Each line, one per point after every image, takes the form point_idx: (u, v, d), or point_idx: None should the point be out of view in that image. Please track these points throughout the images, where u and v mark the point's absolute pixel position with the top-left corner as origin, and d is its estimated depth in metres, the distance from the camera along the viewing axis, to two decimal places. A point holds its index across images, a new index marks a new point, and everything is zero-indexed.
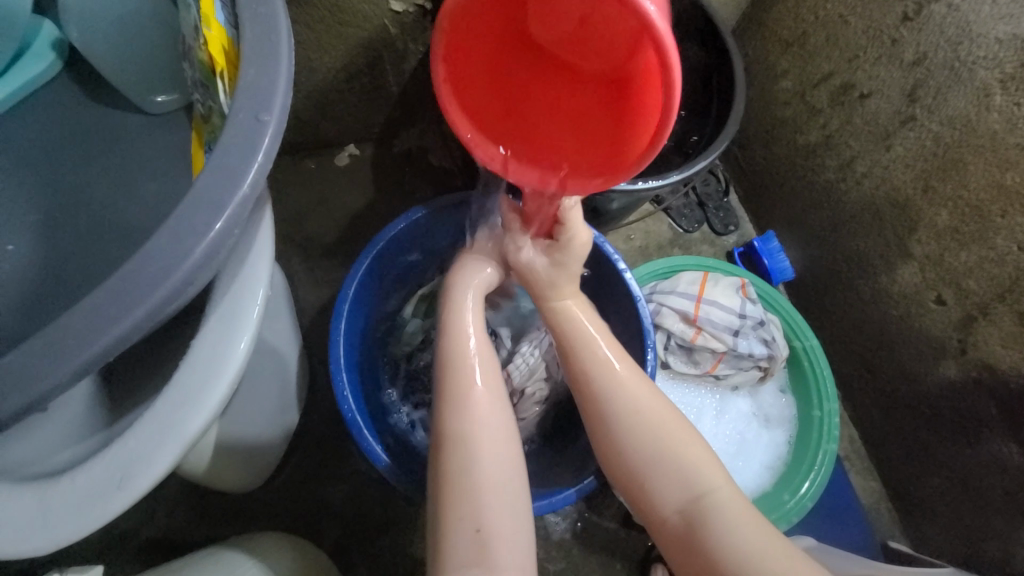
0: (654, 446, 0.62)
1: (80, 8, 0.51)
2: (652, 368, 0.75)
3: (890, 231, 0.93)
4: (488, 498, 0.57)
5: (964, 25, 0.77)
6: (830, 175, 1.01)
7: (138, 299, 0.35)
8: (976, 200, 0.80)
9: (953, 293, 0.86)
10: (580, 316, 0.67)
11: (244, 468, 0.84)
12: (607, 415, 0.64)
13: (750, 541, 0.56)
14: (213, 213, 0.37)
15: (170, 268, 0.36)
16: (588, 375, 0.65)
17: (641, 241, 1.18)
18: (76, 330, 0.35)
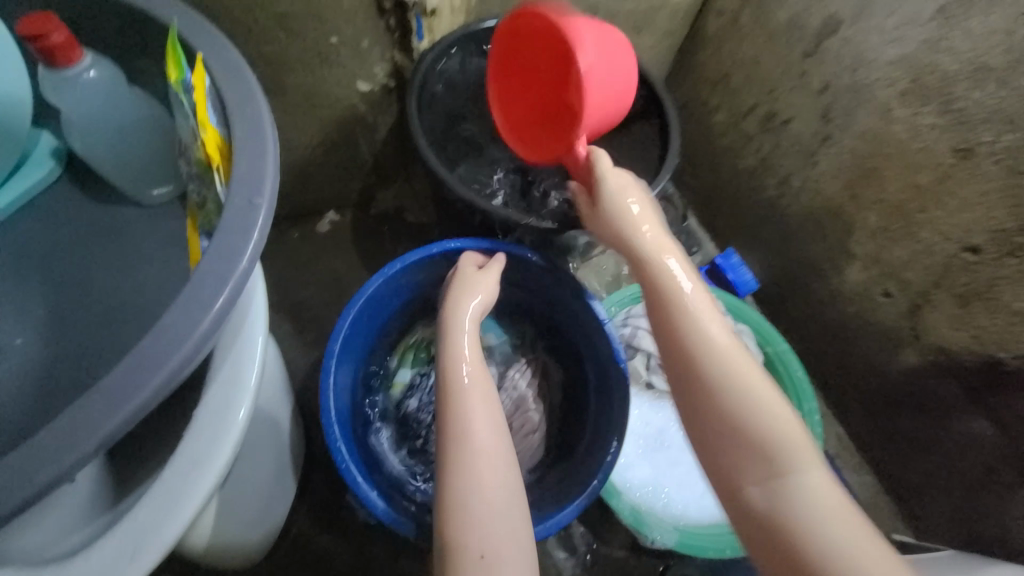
0: None
1: None
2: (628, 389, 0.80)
3: (833, 236, 1.02)
4: (489, 523, 0.60)
5: (857, 54, 0.89)
6: (772, 192, 1.11)
7: (152, 371, 0.39)
8: (897, 200, 0.90)
9: (897, 286, 0.94)
10: None
11: (245, 540, 0.84)
12: None
13: None
14: (217, 287, 0.41)
15: (180, 340, 0.40)
16: None
17: (612, 270, 1.26)
18: (92, 407, 0.38)
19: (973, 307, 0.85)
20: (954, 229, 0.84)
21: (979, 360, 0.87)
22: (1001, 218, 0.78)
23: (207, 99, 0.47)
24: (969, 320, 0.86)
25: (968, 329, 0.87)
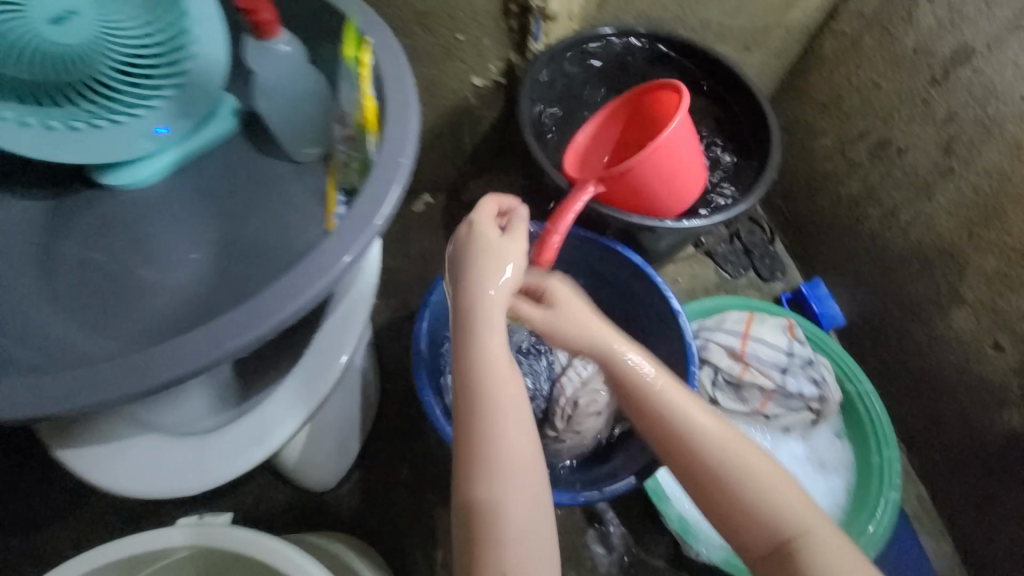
0: (728, 479, 0.56)
1: (267, 86, 0.67)
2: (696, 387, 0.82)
3: (940, 277, 0.95)
4: (512, 544, 0.53)
5: (989, 85, 0.84)
6: (875, 224, 1.06)
7: (313, 280, 0.49)
8: (1020, 244, 0.83)
9: (1010, 337, 0.86)
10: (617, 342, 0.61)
11: (323, 468, 0.95)
12: (670, 444, 0.59)
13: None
14: (367, 223, 0.51)
15: (336, 259, 0.50)
16: (642, 399, 0.60)
17: (687, 283, 1.24)
18: (268, 302, 0.49)
19: None
20: None
21: None
22: None
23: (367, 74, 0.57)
24: None
25: None
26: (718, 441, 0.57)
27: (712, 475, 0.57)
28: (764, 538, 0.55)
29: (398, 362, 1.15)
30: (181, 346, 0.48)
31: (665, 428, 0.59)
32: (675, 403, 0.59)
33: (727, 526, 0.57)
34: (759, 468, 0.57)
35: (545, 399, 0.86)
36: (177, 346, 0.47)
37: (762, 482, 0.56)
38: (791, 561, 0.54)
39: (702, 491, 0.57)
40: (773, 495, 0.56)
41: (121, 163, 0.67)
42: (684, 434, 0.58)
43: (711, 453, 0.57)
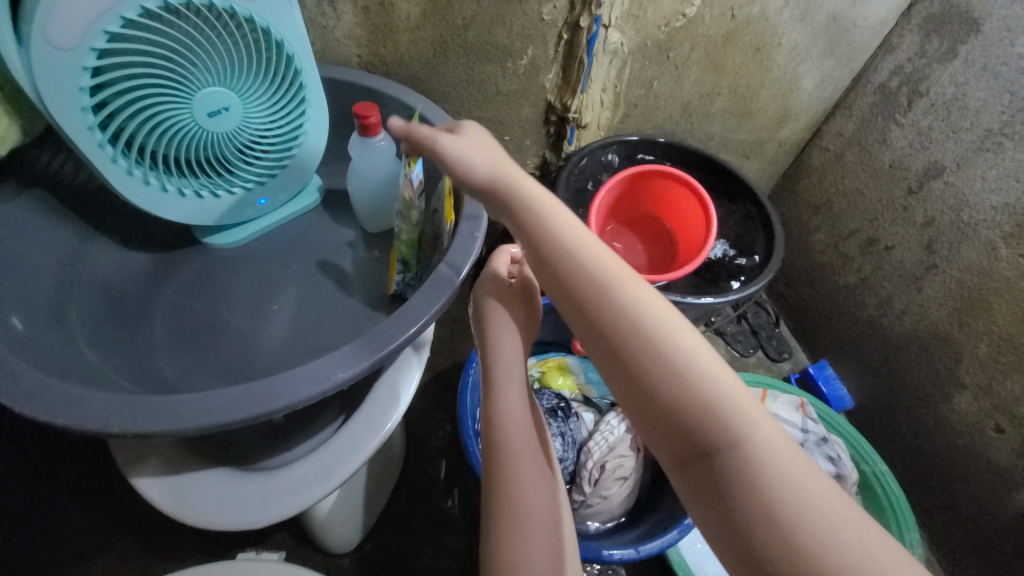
0: (678, 375, 0.43)
1: (361, 170, 0.77)
2: None
3: (939, 362, 1.03)
4: (528, 534, 0.55)
5: (961, 196, 0.98)
6: (873, 310, 1.16)
7: (412, 320, 0.57)
8: (1007, 333, 0.91)
9: (1010, 421, 0.92)
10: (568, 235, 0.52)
11: (348, 526, 0.95)
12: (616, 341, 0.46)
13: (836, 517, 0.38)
14: (449, 277, 0.62)
15: (428, 304, 0.59)
16: (590, 288, 0.48)
17: None
18: (373, 337, 0.55)
19: None
20: None
21: None
22: None
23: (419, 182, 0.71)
24: None
25: None
26: (722, 391, 0.43)
27: (697, 424, 0.42)
28: (775, 533, 0.37)
29: (425, 423, 1.19)
30: (298, 375, 0.51)
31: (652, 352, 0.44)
32: (664, 329, 0.45)
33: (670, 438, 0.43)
34: (761, 430, 0.42)
35: (572, 463, 0.88)
36: (295, 376, 0.50)
37: (765, 446, 0.41)
38: (778, 528, 0.38)
39: (641, 395, 0.45)
40: (780, 470, 0.40)
41: (220, 226, 0.77)
42: (679, 367, 0.43)
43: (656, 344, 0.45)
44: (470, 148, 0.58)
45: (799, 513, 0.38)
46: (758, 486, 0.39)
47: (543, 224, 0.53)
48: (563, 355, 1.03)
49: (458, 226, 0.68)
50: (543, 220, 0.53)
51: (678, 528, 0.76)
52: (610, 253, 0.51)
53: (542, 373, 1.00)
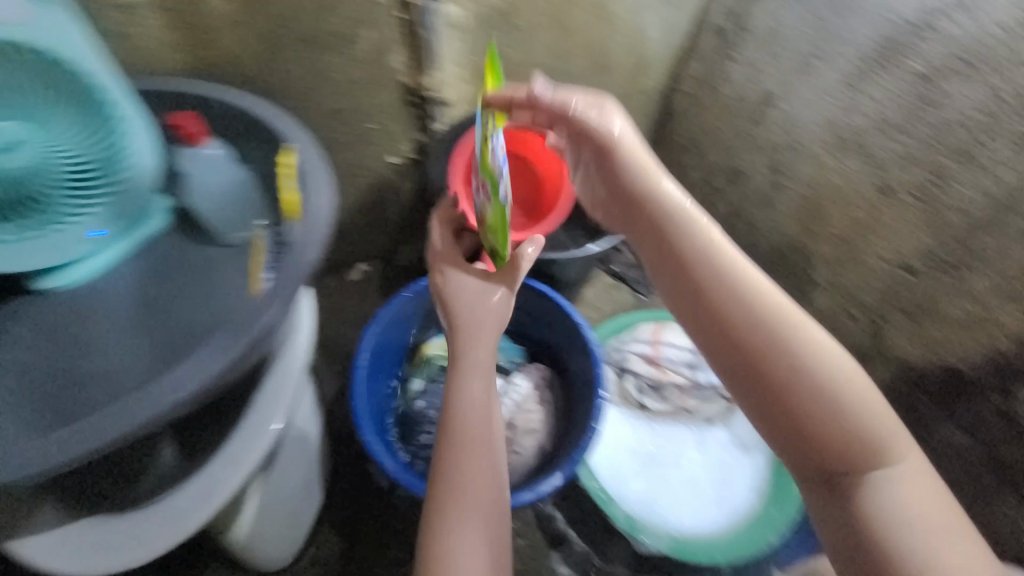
0: (793, 361, 0.58)
1: (198, 176, 0.72)
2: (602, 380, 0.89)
3: (799, 269, 1.15)
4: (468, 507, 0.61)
5: (790, 119, 1.09)
6: (745, 235, 1.27)
7: (241, 334, 0.60)
8: (842, 233, 1.03)
9: (858, 308, 1.04)
10: (711, 238, 0.63)
11: (281, 538, 0.95)
12: (750, 333, 0.59)
13: (915, 494, 0.57)
14: (284, 288, 0.64)
15: (259, 319, 0.61)
16: (722, 283, 0.61)
17: (609, 308, 1.43)
18: (195, 364, 0.58)
19: (922, 321, 0.94)
20: (892, 254, 0.95)
21: (939, 368, 0.93)
22: (923, 241, 0.91)
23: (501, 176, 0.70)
24: (923, 333, 0.94)
25: (924, 342, 0.94)
26: (885, 438, 0.58)
27: (851, 458, 0.58)
28: (878, 518, 0.57)
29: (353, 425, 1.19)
30: (124, 408, 0.55)
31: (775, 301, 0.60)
32: (803, 333, 0.59)
33: (777, 406, 0.59)
34: (905, 452, 0.59)
35: None
36: (133, 406, 0.55)
37: (910, 469, 0.59)
38: (900, 508, 0.57)
39: (752, 376, 0.60)
40: (898, 465, 0.59)
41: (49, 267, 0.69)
42: (799, 360, 0.58)
43: (773, 339, 0.59)
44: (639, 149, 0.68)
45: (876, 419, 0.58)
46: (859, 466, 0.58)
47: (679, 230, 0.64)
48: None
49: (303, 221, 0.67)
50: (683, 224, 0.64)
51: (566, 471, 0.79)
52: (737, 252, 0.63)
53: (447, 350, 1.02)
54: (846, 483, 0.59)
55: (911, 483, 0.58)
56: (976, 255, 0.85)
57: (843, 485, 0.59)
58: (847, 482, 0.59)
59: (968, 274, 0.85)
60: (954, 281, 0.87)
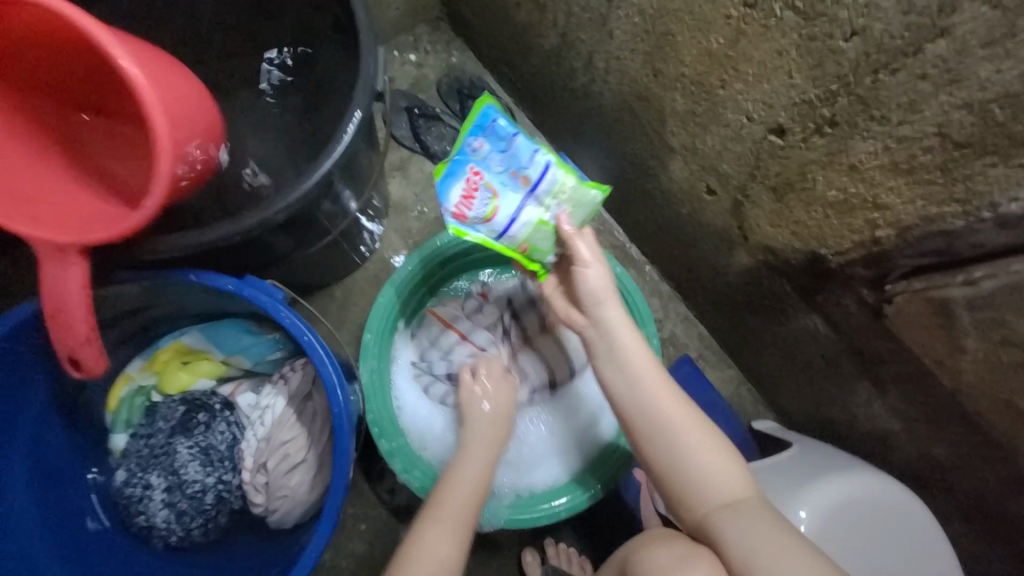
0: (639, 396, 0.67)
1: None
2: (341, 387, 0.60)
3: (649, 128, 0.82)
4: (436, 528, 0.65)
5: None
6: (583, 78, 0.89)
7: None
8: (695, 74, 0.67)
9: (717, 181, 0.77)
10: (610, 338, 0.68)
11: None
12: (618, 363, 0.68)
13: (763, 548, 0.54)
14: None
15: None
16: (619, 394, 0.68)
17: (435, 209, 1.10)
18: None
19: (787, 199, 0.68)
20: (757, 106, 0.62)
21: (801, 257, 0.72)
22: (802, 85, 0.56)
23: (496, 218, 0.63)
24: (788, 216, 0.69)
25: (788, 225, 0.71)
26: (740, 498, 0.60)
27: (692, 465, 0.63)
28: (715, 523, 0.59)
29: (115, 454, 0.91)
30: None
31: (667, 428, 0.65)
32: (649, 376, 0.67)
33: (669, 477, 0.64)
34: (783, 529, 0.56)
35: (232, 476, 0.66)
36: None
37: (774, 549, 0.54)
38: (728, 533, 0.57)
39: (619, 404, 0.68)
40: (761, 535, 0.56)
41: None
42: (658, 393, 0.66)
43: (650, 385, 0.67)
44: (595, 283, 0.68)
45: (726, 465, 0.63)
46: (735, 536, 0.56)
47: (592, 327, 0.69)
48: (177, 334, 0.71)
49: None
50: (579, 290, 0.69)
51: (316, 536, 0.58)
52: (641, 351, 0.68)
53: (155, 376, 0.70)
54: (693, 493, 0.62)
55: (747, 522, 0.57)
56: (871, 113, 0.52)
57: (693, 506, 0.62)
58: (690, 493, 0.62)
59: (853, 136, 0.55)
60: (832, 147, 0.58)
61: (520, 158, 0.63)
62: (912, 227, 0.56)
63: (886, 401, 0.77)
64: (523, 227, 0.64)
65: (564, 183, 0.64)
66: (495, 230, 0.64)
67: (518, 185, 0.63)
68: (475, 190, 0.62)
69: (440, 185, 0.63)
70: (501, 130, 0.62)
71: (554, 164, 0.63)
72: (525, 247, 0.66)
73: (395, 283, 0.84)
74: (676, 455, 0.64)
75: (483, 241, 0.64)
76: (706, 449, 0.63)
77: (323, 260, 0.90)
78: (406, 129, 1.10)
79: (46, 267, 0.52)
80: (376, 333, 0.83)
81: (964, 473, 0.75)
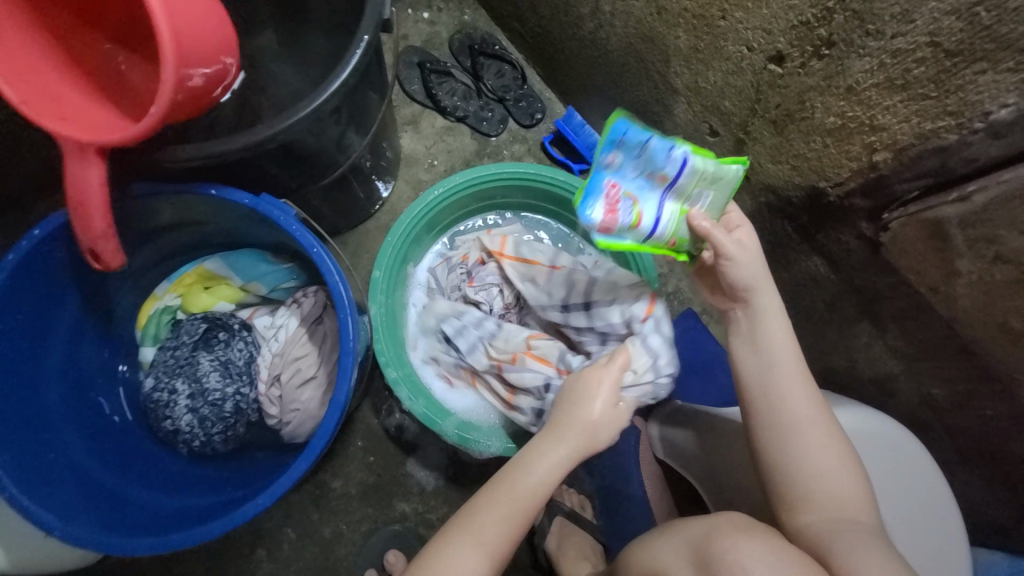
0: (779, 391, 0.69)
1: None
2: (343, 296, 0.64)
3: (654, 71, 0.83)
4: (489, 513, 0.62)
5: None
6: (590, 25, 0.90)
7: None
8: (697, 6, 0.68)
9: (719, 120, 0.77)
10: (759, 322, 0.71)
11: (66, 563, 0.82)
12: (767, 355, 0.71)
13: (859, 545, 0.57)
14: None
15: None
16: (758, 381, 0.70)
17: (445, 163, 1.13)
18: None
19: (787, 132, 0.68)
20: (756, 34, 0.63)
21: (802, 194, 0.73)
22: (799, 5, 0.57)
23: (642, 222, 0.64)
24: (788, 149, 0.70)
25: (788, 160, 0.71)
26: (851, 512, 0.63)
27: (809, 463, 0.66)
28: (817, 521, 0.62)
29: None
30: None
31: (795, 427, 0.68)
32: (796, 371, 0.70)
33: (784, 467, 0.67)
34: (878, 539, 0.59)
35: (251, 387, 0.71)
36: None
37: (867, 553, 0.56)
38: (823, 529, 0.61)
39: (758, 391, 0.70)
40: (845, 532, 0.59)
41: None
42: (798, 389, 0.69)
43: (791, 381, 0.70)
44: (744, 257, 0.70)
45: (844, 477, 0.65)
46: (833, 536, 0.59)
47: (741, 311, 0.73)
48: (201, 261, 0.76)
49: None
50: (732, 266, 0.70)
51: (325, 433, 0.62)
52: (789, 346, 0.71)
53: (180, 298, 0.75)
54: (804, 488, 0.65)
55: (847, 526, 0.61)
56: (867, 28, 0.52)
57: (794, 499, 0.65)
58: (797, 486, 0.66)
59: (850, 55, 0.55)
60: (829, 69, 0.58)
61: (656, 159, 0.62)
62: (908, 147, 0.56)
63: (886, 342, 0.78)
64: (670, 222, 0.65)
65: (703, 167, 0.64)
66: (640, 234, 0.65)
67: (655, 186, 0.64)
68: (618, 201, 0.63)
69: (583, 207, 0.62)
70: (634, 139, 0.60)
71: (692, 155, 0.63)
72: (674, 242, 0.68)
73: (402, 223, 0.89)
74: (800, 452, 0.67)
75: (631, 246, 0.65)
76: (828, 455, 0.66)
77: (338, 203, 0.95)
78: (418, 84, 1.13)
79: (71, 164, 0.55)
80: (384, 271, 0.87)
81: (961, 412, 0.75)
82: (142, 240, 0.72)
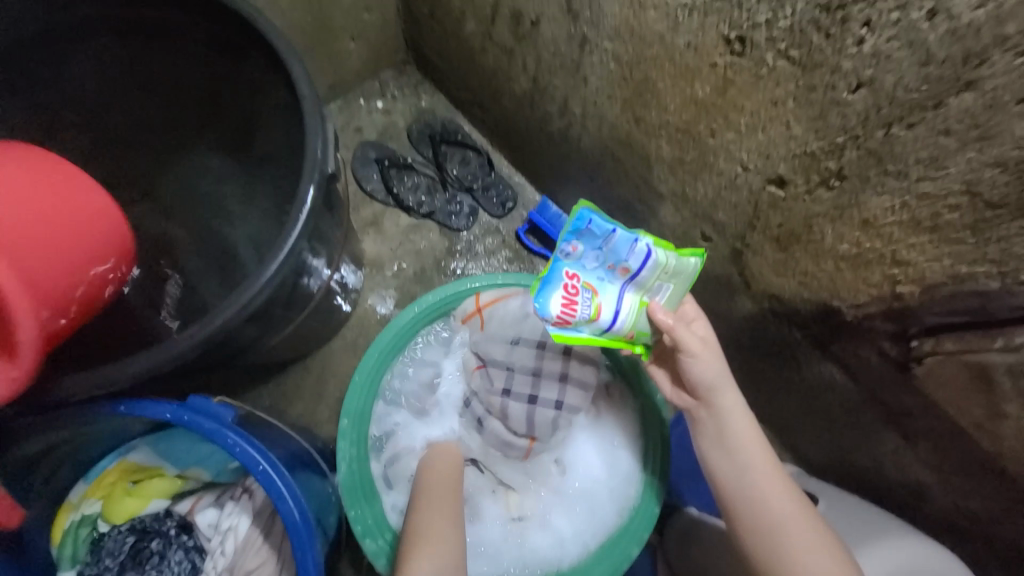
0: (755, 496, 0.64)
1: None
2: (299, 510, 0.53)
3: (635, 174, 0.76)
4: None
5: None
6: (559, 122, 0.83)
7: None
8: (682, 122, 0.62)
9: (712, 228, 0.70)
10: (727, 422, 0.66)
11: None
12: (738, 457, 0.65)
13: None
14: None
15: None
16: (731, 487, 0.65)
17: (413, 264, 1.03)
18: None
19: (793, 251, 0.62)
20: (752, 156, 0.57)
21: (811, 308, 0.66)
22: (802, 136, 0.50)
23: (602, 315, 0.57)
24: (794, 266, 0.63)
25: (795, 276, 0.65)
26: None
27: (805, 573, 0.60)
28: None
29: None
30: None
31: (780, 534, 0.62)
32: (770, 471, 0.65)
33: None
34: None
35: None
36: None
37: None
38: None
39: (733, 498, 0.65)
40: None
41: None
42: (774, 490, 0.64)
43: (764, 480, 0.64)
44: (708, 359, 0.65)
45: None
46: None
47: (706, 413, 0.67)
48: (125, 452, 0.62)
49: None
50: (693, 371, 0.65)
51: None
52: (756, 444, 0.66)
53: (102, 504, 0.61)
54: None
55: None
56: (886, 168, 0.46)
57: None
58: None
59: (865, 191, 0.49)
60: (841, 200, 0.52)
61: (619, 251, 0.55)
62: (940, 286, 0.49)
63: (918, 454, 0.71)
64: (628, 317, 0.58)
65: (666, 261, 0.57)
66: (599, 328, 0.58)
67: (615, 278, 0.57)
68: (575, 296, 0.56)
69: (537, 296, 0.56)
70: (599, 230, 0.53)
71: (656, 247, 0.56)
72: (631, 334, 0.60)
73: (368, 359, 0.78)
74: (791, 564, 0.60)
75: (589, 338, 0.58)
76: (822, 559, 0.60)
77: (294, 337, 0.83)
78: (377, 181, 1.04)
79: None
80: (353, 418, 0.76)
81: (1007, 528, 0.68)
82: (48, 447, 0.58)
